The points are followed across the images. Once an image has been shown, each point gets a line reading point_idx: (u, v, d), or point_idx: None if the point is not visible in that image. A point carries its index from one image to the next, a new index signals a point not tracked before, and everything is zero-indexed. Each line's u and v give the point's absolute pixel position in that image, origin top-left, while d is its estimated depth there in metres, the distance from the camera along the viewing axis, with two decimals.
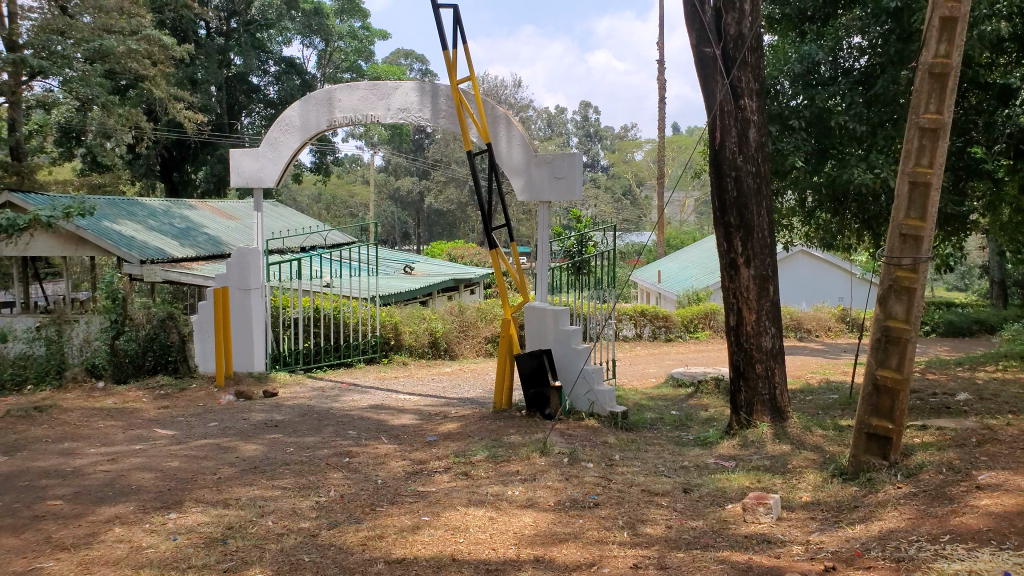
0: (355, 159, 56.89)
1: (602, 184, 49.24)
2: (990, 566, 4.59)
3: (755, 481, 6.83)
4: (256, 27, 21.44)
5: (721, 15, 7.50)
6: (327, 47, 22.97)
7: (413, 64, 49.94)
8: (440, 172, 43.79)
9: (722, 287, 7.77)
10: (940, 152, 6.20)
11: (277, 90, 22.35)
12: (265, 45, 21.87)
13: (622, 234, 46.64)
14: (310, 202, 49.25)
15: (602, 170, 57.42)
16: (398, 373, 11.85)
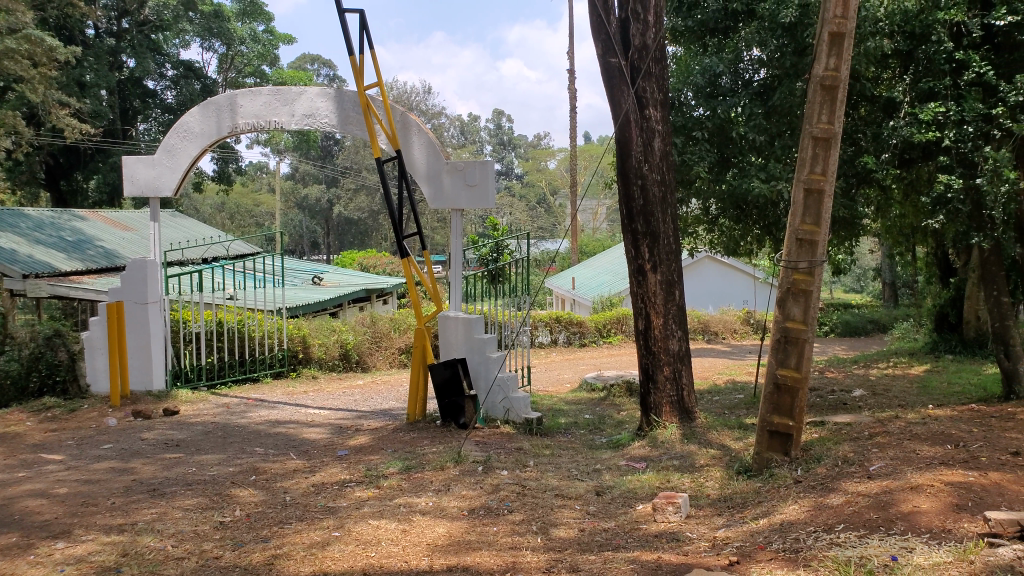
0: (261, 166, 55.21)
1: (519, 192, 49.62)
2: (878, 551, 4.90)
3: (665, 481, 6.98)
4: (151, 28, 20.53)
5: (626, 26, 7.67)
6: (229, 51, 22.08)
7: (321, 69, 49.01)
8: (357, 178, 43.16)
9: (631, 292, 7.93)
10: (832, 161, 6.51)
11: (176, 95, 21.35)
12: (162, 47, 20.90)
13: (538, 242, 47.15)
14: (214, 211, 47.46)
15: (518, 177, 57.87)
16: (308, 386, 11.59)
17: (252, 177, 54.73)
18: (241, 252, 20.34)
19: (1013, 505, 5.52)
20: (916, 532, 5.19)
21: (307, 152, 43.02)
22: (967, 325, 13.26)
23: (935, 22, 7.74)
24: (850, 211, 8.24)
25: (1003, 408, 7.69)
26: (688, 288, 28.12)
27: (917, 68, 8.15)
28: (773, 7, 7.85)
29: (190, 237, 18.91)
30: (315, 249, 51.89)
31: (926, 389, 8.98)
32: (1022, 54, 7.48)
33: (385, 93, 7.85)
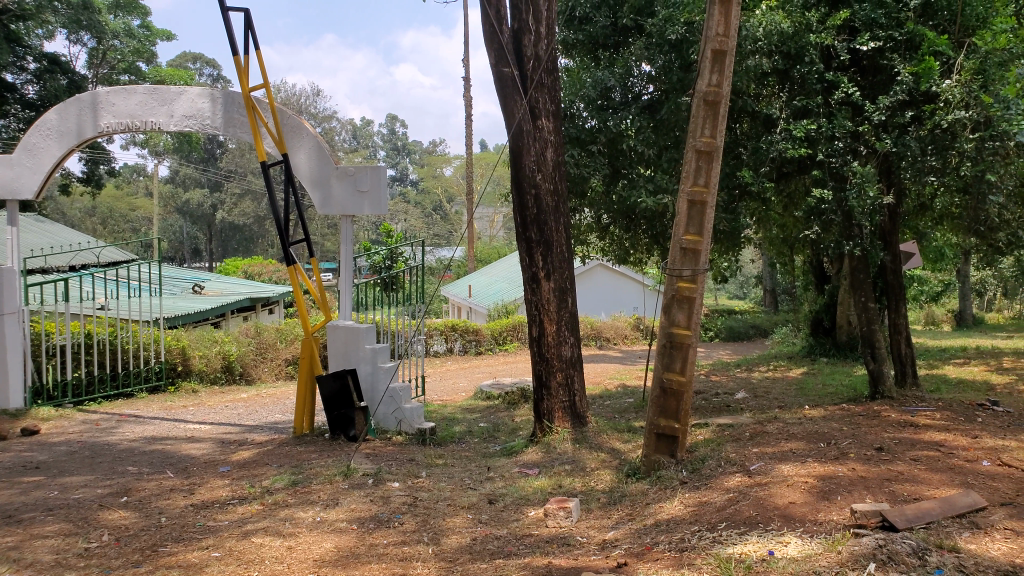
0: (138, 169, 52.12)
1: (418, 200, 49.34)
2: (756, 547, 5.14)
3: (556, 486, 7.06)
4: (8, 18, 14.89)
5: (519, 37, 7.74)
6: (99, 45, 18.14)
7: (204, 68, 46.84)
8: (251, 182, 41.62)
9: (526, 300, 7.97)
10: (713, 174, 6.79)
11: (39, 91, 16.54)
12: (20, 35, 15.76)
13: (436, 250, 47.00)
14: (84, 216, 44.42)
15: (415, 184, 57.48)
16: (187, 401, 11.05)
17: (128, 180, 51.64)
18: (114, 259, 19.10)
19: (876, 495, 5.90)
20: (791, 527, 5.46)
21: (188, 154, 41.00)
22: (840, 329, 14.14)
23: (808, 44, 8.02)
24: (729, 224, 8.56)
25: (870, 407, 8.21)
26: (582, 295, 28.71)
27: (792, 86, 8.49)
28: (660, 24, 8.05)
29: (54, 244, 17.61)
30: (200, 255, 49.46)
31: (803, 391, 9.51)
32: (884, 77, 7.95)
33: (272, 96, 7.61)
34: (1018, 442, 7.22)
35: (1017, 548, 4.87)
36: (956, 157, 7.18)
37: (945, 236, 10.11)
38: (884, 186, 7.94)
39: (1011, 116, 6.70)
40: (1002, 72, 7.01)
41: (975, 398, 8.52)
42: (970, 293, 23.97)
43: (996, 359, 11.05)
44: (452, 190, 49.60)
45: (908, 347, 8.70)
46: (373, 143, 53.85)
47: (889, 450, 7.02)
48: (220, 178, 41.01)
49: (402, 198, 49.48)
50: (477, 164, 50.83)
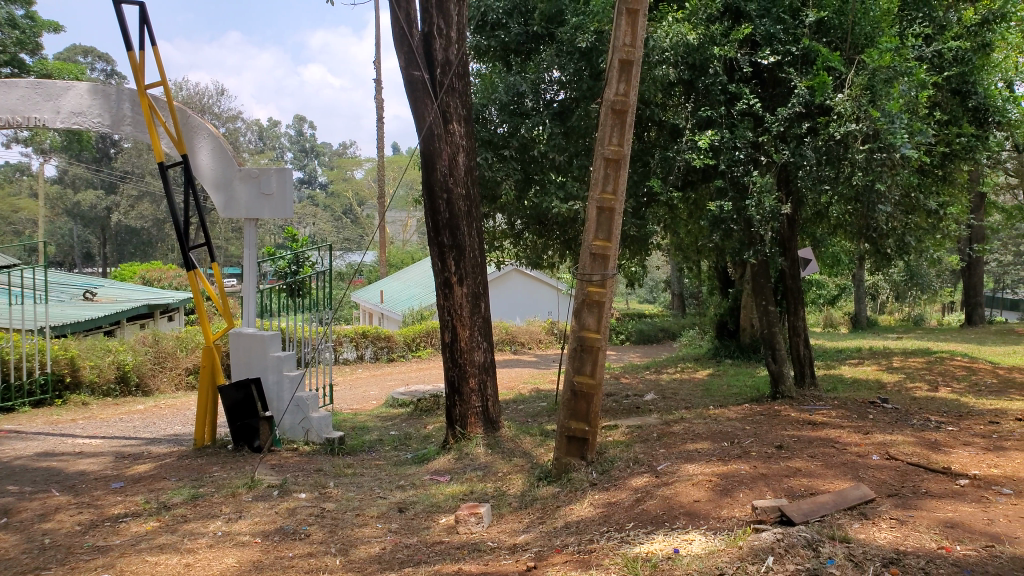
0: (23, 168, 48.71)
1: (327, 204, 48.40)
2: (662, 545, 5.29)
3: (468, 492, 7.05)
4: None
5: (429, 41, 7.71)
6: None
7: (97, 62, 44.28)
8: (151, 183, 39.68)
9: (438, 305, 7.89)
10: (621, 181, 6.94)
11: None
12: None
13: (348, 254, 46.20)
14: None
15: (327, 186, 56.35)
16: (75, 414, 10.44)
17: (12, 179, 48.24)
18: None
19: (775, 491, 6.15)
20: (696, 525, 5.62)
21: (81, 153, 38.64)
22: (743, 332, 14.73)
23: (712, 56, 8.03)
24: (639, 230, 8.72)
25: (771, 406, 8.53)
26: (497, 300, 28.78)
27: (697, 96, 8.49)
28: (570, 32, 8.08)
29: None
30: (93, 259, 46.72)
31: (708, 391, 9.83)
32: (782, 90, 8.25)
33: (169, 94, 7.28)
34: (904, 436, 7.67)
35: (902, 535, 5.16)
36: (848, 167, 7.51)
37: (839, 243, 10.64)
38: (784, 194, 8.24)
39: (896, 130, 7.04)
40: (888, 88, 7.35)
41: (867, 395, 9.00)
42: (863, 296, 25.41)
43: (886, 358, 11.76)
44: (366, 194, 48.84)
45: (807, 348, 9.08)
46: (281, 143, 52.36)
47: (788, 448, 7.33)
48: (116, 180, 38.91)
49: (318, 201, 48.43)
50: (393, 167, 50.32)
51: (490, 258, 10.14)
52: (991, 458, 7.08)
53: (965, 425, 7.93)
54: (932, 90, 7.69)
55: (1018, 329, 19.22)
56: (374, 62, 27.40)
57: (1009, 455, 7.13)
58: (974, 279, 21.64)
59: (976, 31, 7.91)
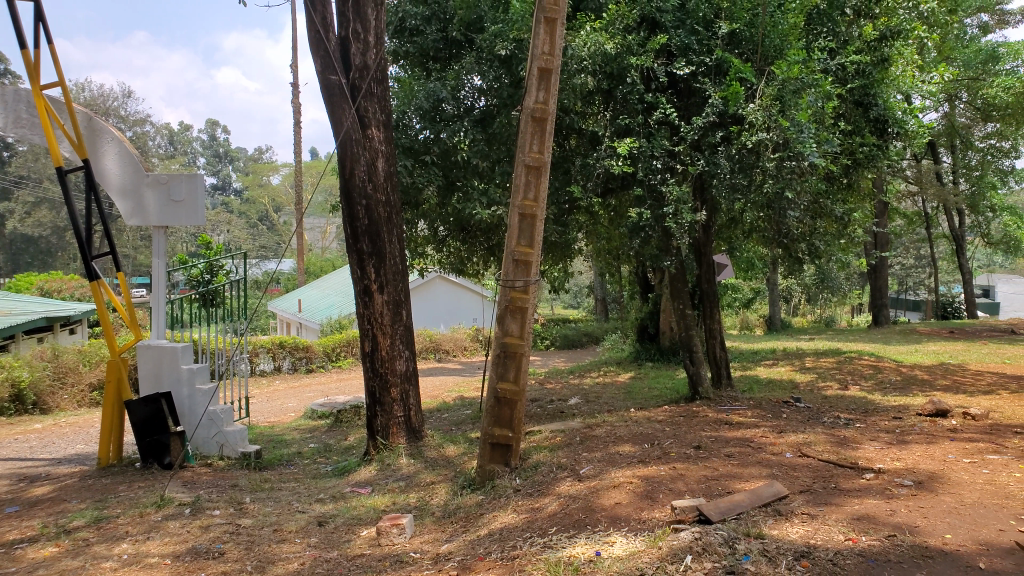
0: None
1: (243, 210, 47.08)
2: (584, 548, 5.33)
3: (391, 502, 6.95)
4: None
5: (346, 45, 7.59)
6: None
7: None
8: (50, 188, 37.54)
9: (358, 314, 7.74)
10: (542, 188, 6.98)
11: None
12: None
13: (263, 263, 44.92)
14: None
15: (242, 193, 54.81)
16: None
17: None
18: None
19: (693, 491, 6.28)
20: (617, 526, 5.70)
21: None
22: (663, 335, 15.08)
23: (629, 65, 8.15)
24: (561, 236, 8.78)
25: (690, 407, 8.72)
26: (420, 308, 28.54)
27: (616, 105, 8.61)
28: (490, 40, 8.12)
29: None
30: None
31: (630, 395, 10.00)
32: (697, 99, 8.44)
33: (67, 95, 6.90)
34: (815, 433, 7.97)
35: (812, 530, 5.34)
36: (759, 175, 7.73)
37: (752, 249, 11.01)
38: (699, 201, 8.45)
39: (804, 139, 7.30)
40: (797, 98, 7.59)
41: (781, 395, 9.33)
42: (776, 300, 26.37)
43: (799, 359, 12.24)
44: (280, 199, 47.13)
45: (723, 350, 9.33)
46: (192, 147, 50.31)
47: (705, 448, 7.52)
48: (13, 185, 36.71)
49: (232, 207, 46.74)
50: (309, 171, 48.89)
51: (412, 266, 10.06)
52: (895, 452, 7.44)
53: (871, 421, 8.30)
54: (837, 101, 7.98)
55: (919, 329, 20.31)
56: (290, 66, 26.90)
57: (911, 448, 7.51)
58: (879, 282, 22.80)
59: (874, 45, 8.32)
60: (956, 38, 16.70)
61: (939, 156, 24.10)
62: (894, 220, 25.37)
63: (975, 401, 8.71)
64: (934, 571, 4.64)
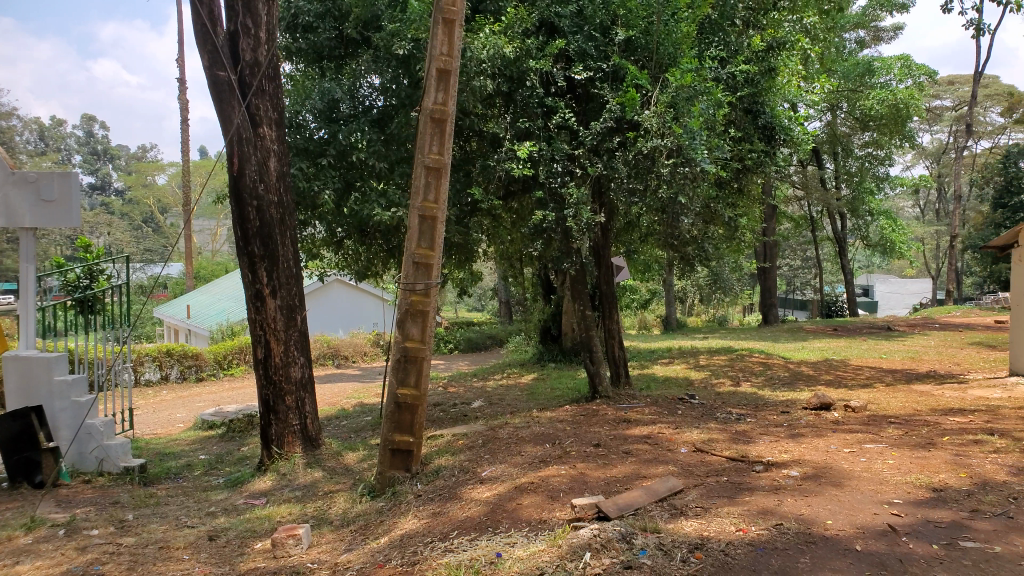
0: None
1: (131, 211, 44.61)
2: (485, 550, 5.29)
3: (287, 513, 6.71)
4: None
5: (235, 40, 7.32)
6: None
7: None
8: None
9: (249, 319, 7.46)
10: (442, 189, 6.91)
11: None
12: None
13: (152, 266, 42.75)
14: None
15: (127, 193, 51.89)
16: None
17: None
18: None
19: (592, 490, 6.36)
20: (519, 527, 5.71)
21: None
22: (565, 337, 15.38)
23: (528, 69, 8.19)
24: (463, 238, 8.76)
25: (590, 406, 8.87)
26: (316, 312, 27.98)
27: (516, 108, 8.65)
28: (388, 39, 8.00)
29: None
30: None
31: (533, 396, 10.09)
32: (594, 104, 8.60)
33: None
34: (709, 429, 8.26)
35: (705, 523, 5.51)
36: (655, 180, 7.90)
37: (650, 252, 11.34)
38: (598, 205, 8.61)
39: (696, 146, 7.48)
40: (689, 106, 7.76)
41: (677, 392, 9.63)
42: (673, 301, 27.30)
43: (694, 357, 12.71)
44: (167, 200, 45.94)
45: (621, 350, 9.55)
46: (68, 142, 46.91)
47: (605, 446, 7.67)
48: None
49: (118, 207, 44.17)
50: (198, 169, 46.74)
51: (308, 269, 9.87)
52: (784, 444, 7.80)
53: (761, 415, 8.69)
54: (727, 109, 8.24)
55: (805, 326, 21.47)
56: (177, 59, 25.78)
57: (798, 440, 7.89)
58: (768, 282, 24.01)
59: (762, 55, 8.66)
60: (833, 50, 17.78)
61: (822, 163, 25.56)
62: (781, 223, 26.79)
63: (856, 394, 9.26)
64: (818, 555, 4.82)
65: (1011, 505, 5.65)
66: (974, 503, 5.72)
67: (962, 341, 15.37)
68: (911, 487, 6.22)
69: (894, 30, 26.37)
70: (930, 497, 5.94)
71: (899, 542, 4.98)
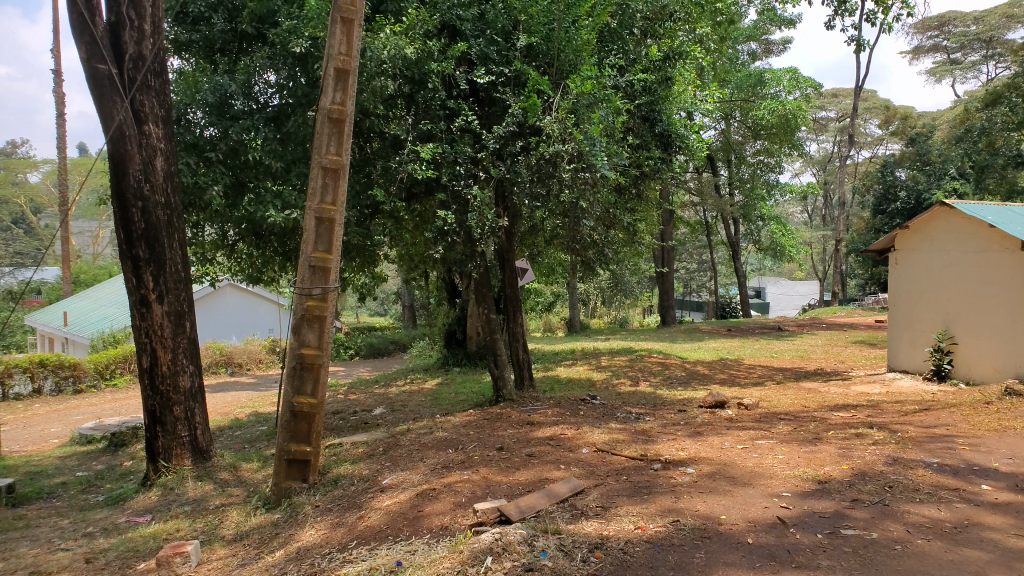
0: None
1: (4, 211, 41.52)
2: (385, 559, 5.17)
3: (175, 530, 6.33)
4: None
5: (117, 32, 6.93)
6: None
7: None
8: None
9: (133, 326, 7.07)
10: (341, 191, 6.72)
11: None
12: None
13: (27, 271, 39.97)
14: None
15: None
16: None
17: None
18: None
19: (495, 494, 6.35)
20: (421, 534, 5.62)
21: None
22: (470, 340, 15.40)
23: (430, 71, 8.14)
24: (366, 241, 8.57)
25: (493, 409, 8.90)
26: (208, 319, 26.96)
27: (417, 110, 8.56)
28: (284, 35, 7.76)
29: None
30: None
31: (436, 401, 10.03)
32: (497, 108, 8.64)
33: None
34: (610, 428, 8.43)
35: (605, 522, 5.57)
36: (556, 185, 8.00)
37: (554, 256, 11.47)
38: (501, 209, 8.63)
39: (597, 152, 7.63)
40: (589, 113, 7.88)
41: (579, 393, 9.79)
42: (575, 304, 27.82)
43: (596, 358, 12.94)
44: (41, 200, 43.32)
45: (525, 353, 9.60)
46: None
47: (508, 449, 7.69)
48: None
49: None
50: (74, 166, 43.74)
51: (199, 273, 9.46)
52: (681, 442, 8.02)
53: (659, 414, 8.93)
54: (626, 116, 8.44)
55: (702, 327, 22.35)
56: (52, 49, 24.18)
57: (695, 438, 8.14)
58: (666, 284, 24.83)
59: (659, 65, 8.91)
60: (725, 62, 18.52)
61: (717, 170, 26.65)
62: (680, 227, 27.73)
63: (748, 391, 9.65)
64: (712, 550, 4.95)
65: (887, 493, 6.00)
66: (855, 493, 6.04)
67: (844, 339, 16.35)
68: (798, 480, 6.52)
69: (784, 44, 27.78)
70: (815, 488, 6.24)
71: (788, 533, 5.19)
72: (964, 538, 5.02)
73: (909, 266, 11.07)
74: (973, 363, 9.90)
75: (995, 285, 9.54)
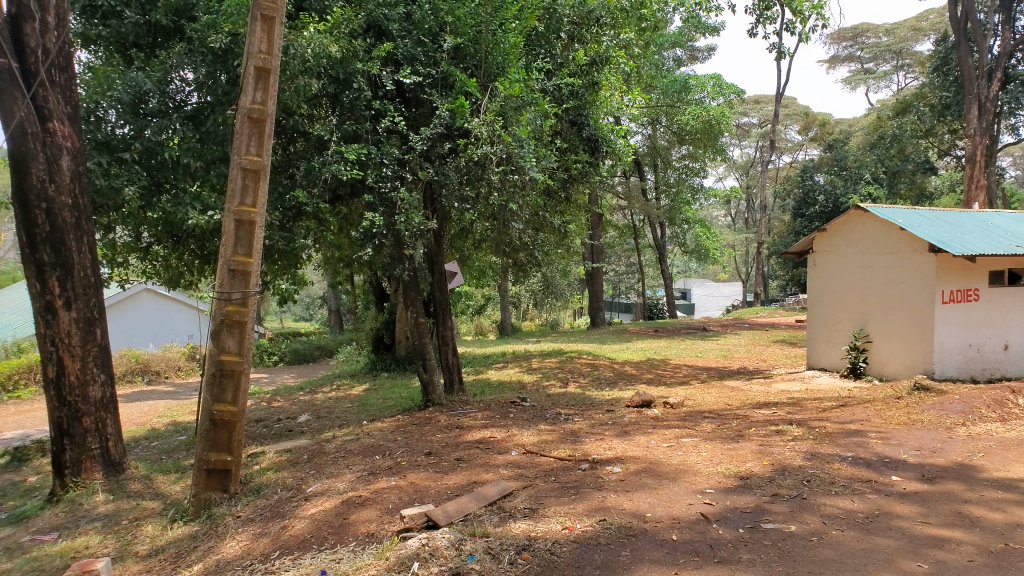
0: None
1: None
2: (309, 568, 5.02)
3: (83, 547, 6.00)
4: None
5: (17, 24, 6.57)
6: None
7: None
8: None
9: (37, 334, 6.71)
10: (261, 193, 6.53)
11: None
12: None
13: None
14: None
15: None
16: None
17: None
18: None
19: (424, 499, 6.30)
20: (346, 542, 5.51)
21: None
22: (398, 345, 15.31)
23: (356, 71, 8.03)
24: (290, 244, 8.37)
25: (422, 414, 8.84)
26: (122, 324, 25.91)
27: (342, 110, 8.42)
28: (202, 29, 7.49)
29: None
30: None
31: (364, 407, 9.89)
32: (425, 109, 8.58)
33: None
34: (538, 430, 8.48)
35: (534, 523, 5.58)
36: (485, 187, 8.01)
37: (483, 258, 11.47)
38: (430, 211, 8.58)
39: (525, 155, 7.66)
40: (517, 116, 7.92)
41: (508, 396, 9.82)
42: (505, 307, 27.89)
43: (526, 361, 13.01)
44: None
45: (455, 356, 9.58)
46: None
47: (436, 453, 7.63)
48: None
49: None
50: None
51: (109, 277, 9.05)
52: (609, 442, 8.12)
53: (587, 414, 9.04)
54: (553, 119, 8.52)
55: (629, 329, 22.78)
56: None
57: (622, 438, 8.26)
58: (596, 286, 25.19)
59: (586, 69, 9.06)
60: (650, 68, 18.94)
61: (643, 174, 27.22)
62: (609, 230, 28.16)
63: (674, 391, 9.86)
64: (637, 548, 5.02)
65: (805, 487, 6.21)
66: (775, 487, 6.23)
67: (767, 339, 16.94)
68: (721, 477, 6.69)
69: (708, 51, 28.58)
70: (737, 484, 6.41)
71: (711, 529, 5.31)
72: (875, 527, 5.24)
73: (827, 267, 11.55)
74: (886, 360, 10.39)
75: (905, 285, 10.04)
